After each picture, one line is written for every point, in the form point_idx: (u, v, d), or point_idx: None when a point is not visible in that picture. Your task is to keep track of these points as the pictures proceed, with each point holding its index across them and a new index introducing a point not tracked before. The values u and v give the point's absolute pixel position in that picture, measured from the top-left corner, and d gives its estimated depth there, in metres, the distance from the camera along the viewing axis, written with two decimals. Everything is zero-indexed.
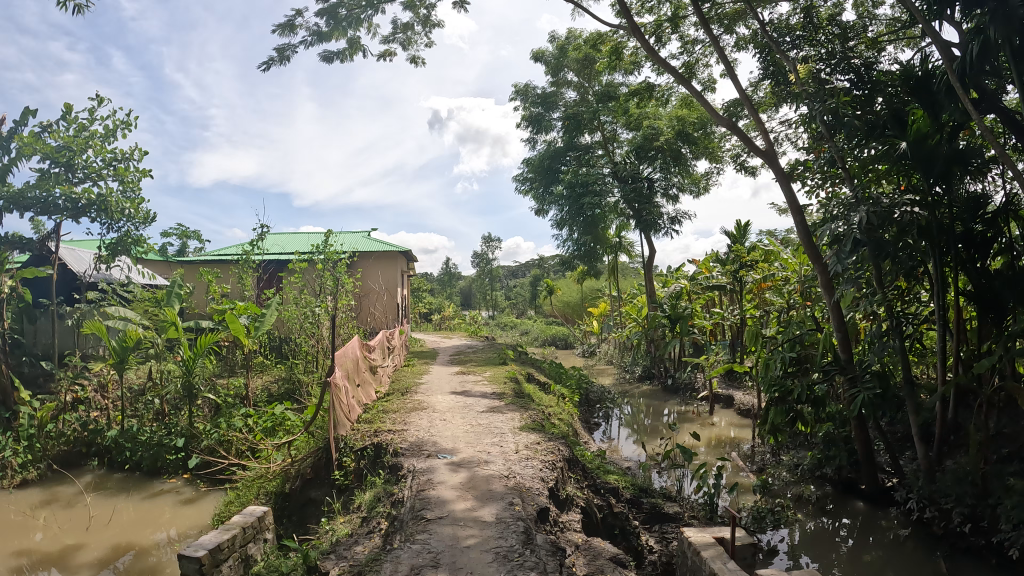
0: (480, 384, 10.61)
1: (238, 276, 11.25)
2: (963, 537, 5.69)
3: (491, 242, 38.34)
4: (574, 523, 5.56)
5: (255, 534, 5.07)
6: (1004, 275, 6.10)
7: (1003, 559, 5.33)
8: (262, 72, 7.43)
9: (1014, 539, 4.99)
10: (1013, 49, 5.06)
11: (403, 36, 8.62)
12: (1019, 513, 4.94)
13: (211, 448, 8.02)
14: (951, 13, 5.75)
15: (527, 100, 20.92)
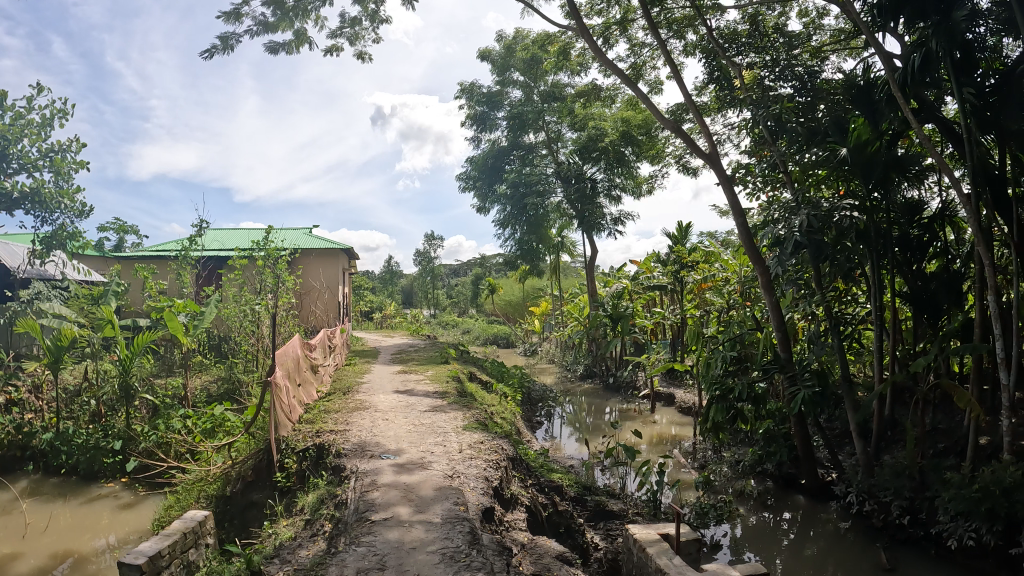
0: (423, 383, 10.55)
1: (176, 273, 10.87)
2: (902, 529, 5.92)
3: (434, 241, 38.16)
4: (520, 522, 5.58)
5: (196, 540, 4.93)
6: (939, 277, 6.55)
7: (940, 549, 5.57)
8: (203, 59, 7.52)
9: (953, 530, 5.23)
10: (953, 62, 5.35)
11: (351, 31, 8.54)
12: (957, 505, 5.18)
13: (149, 451, 7.76)
14: (893, 26, 6.01)
15: (473, 98, 20.87)
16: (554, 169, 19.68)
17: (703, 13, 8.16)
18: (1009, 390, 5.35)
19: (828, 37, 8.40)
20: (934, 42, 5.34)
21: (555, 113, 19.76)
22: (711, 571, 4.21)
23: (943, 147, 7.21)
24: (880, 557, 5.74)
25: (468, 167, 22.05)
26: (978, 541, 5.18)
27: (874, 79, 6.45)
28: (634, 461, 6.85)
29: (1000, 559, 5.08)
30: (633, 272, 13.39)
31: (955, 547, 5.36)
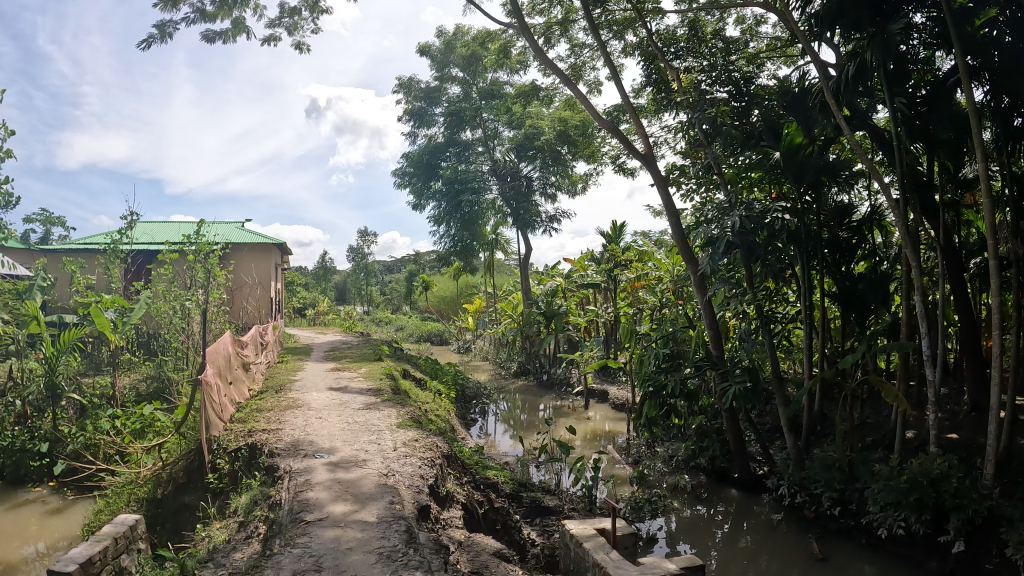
0: (357, 381, 10.41)
1: (104, 266, 10.26)
2: (833, 519, 6.16)
3: (367, 237, 37.65)
4: (456, 520, 5.56)
5: (128, 544, 4.73)
6: (867, 279, 6.83)
7: (870, 538, 5.79)
8: (141, 49, 7.69)
9: (883, 520, 5.47)
10: (886, 74, 5.61)
11: (289, 21, 8.34)
12: (887, 495, 5.42)
13: (77, 453, 7.50)
14: (828, 36, 6.26)
15: (410, 93, 20.67)
16: (490, 165, 20.10)
17: (644, 16, 8.28)
18: (934, 385, 5.62)
19: (765, 44, 8.66)
20: (869, 53, 5.55)
21: (492, 111, 19.75)
22: (648, 564, 4.31)
23: (874, 155, 7.66)
24: (813, 547, 5.92)
25: (404, 162, 21.85)
26: (906, 530, 5.42)
27: (808, 86, 6.71)
28: (568, 456, 6.93)
29: (928, 546, 5.32)
30: (567, 270, 13.53)
31: (885, 536, 5.58)
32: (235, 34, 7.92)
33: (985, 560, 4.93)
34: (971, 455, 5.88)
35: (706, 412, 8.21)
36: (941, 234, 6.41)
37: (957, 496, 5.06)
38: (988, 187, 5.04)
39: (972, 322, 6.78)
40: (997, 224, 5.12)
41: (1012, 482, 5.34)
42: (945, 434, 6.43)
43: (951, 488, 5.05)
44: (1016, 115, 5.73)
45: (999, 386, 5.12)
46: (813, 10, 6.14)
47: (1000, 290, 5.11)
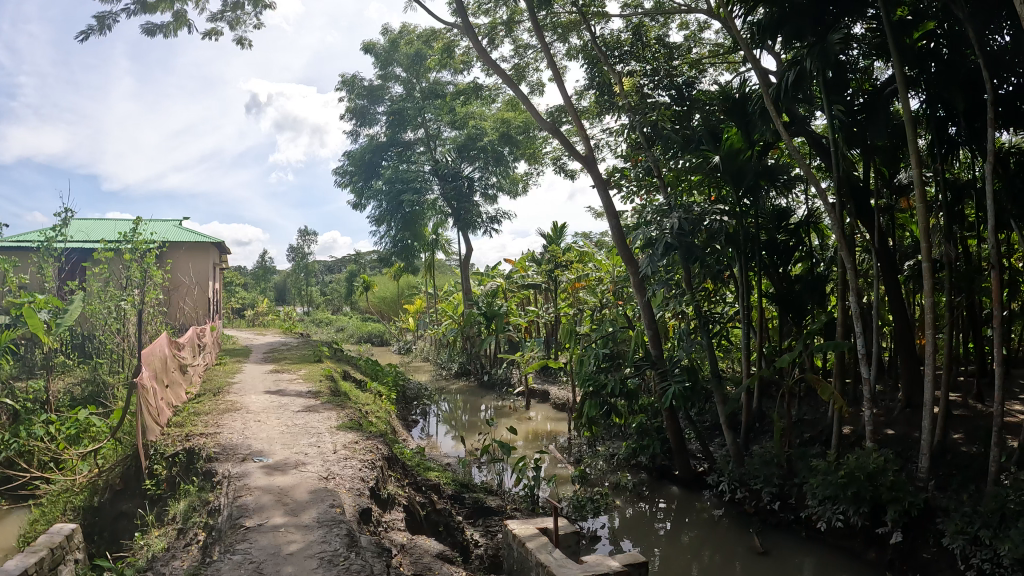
0: (296, 383, 10.22)
1: (36, 265, 9.82)
2: (773, 514, 6.33)
3: (308, 235, 36.98)
4: (398, 522, 5.50)
5: (63, 555, 4.54)
6: (804, 280, 7.20)
7: (810, 531, 5.97)
8: (79, 40, 7.37)
9: (822, 513, 5.66)
10: (824, 81, 5.82)
11: (232, 15, 8.13)
12: (825, 489, 5.61)
13: (9, 462, 7.04)
14: (770, 44, 6.44)
15: (353, 91, 20.42)
16: (431, 165, 19.77)
17: (589, 19, 8.38)
18: (870, 383, 5.82)
19: (708, 50, 8.86)
20: (809, 61, 5.75)
21: (434, 110, 19.40)
22: (590, 562, 4.39)
23: (812, 160, 7.95)
24: (755, 541, 6.07)
25: (345, 160, 21.51)
26: (845, 522, 5.61)
27: (748, 93, 6.89)
28: (510, 457, 6.96)
29: (866, 537, 5.52)
30: (508, 271, 13.57)
31: (825, 528, 5.76)
32: (176, 27, 7.67)
33: (921, 550, 5.13)
34: (903, 450, 6.14)
35: (646, 411, 8.36)
36: (876, 236, 6.72)
37: (893, 489, 5.27)
38: (921, 191, 5.26)
39: (905, 321, 7.20)
40: (929, 227, 5.34)
41: (945, 475, 5.59)
42: (881, 430, 6.70)
43: (888, 482, 5.25)
44: (948, 124, 6.05)
45: (932, 383, 5.34)
46: (755, 18, 6.31)
47: (933, 290, 5.30)
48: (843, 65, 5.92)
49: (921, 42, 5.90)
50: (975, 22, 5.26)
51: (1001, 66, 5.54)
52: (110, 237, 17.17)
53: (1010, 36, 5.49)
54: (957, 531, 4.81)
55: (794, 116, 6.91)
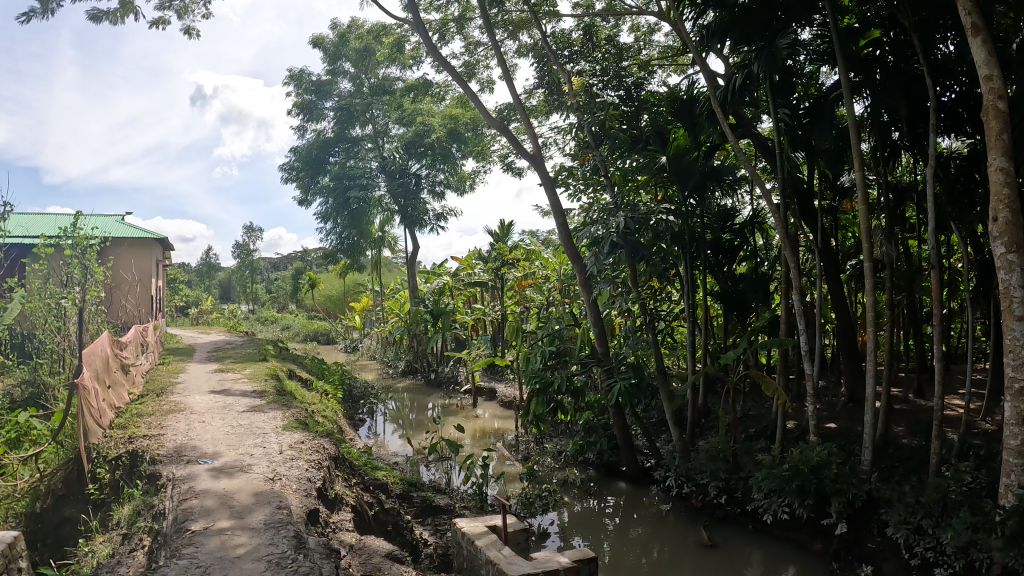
0: (240, 382, 9.99)
1: None
2: (720, 507, 6.48)
3: (253, 231, 36.18)
4: (346, 522, 5.43)
5: (5, 565, 4.34)
6: (747, 280, 7.38)
7: (756, 523, 6.10)
8: (18, 24, 7.07)
9: (768, 506, 5.82)
10: (770, 85, 5.99)
11: (180, 3, 7.90)
12: (770, 483, 5.77)
13: None
14: (719, 48, 6.57)
15: (301, 86, 20.04)
16: (377, 162, 19.52)
17: (540, 18, 8.42)
18: (813, 378, 5.99)
19: (657, 52, 9.01)
20: (757, 64, 5.90)
21: (383, 106, 19.32)
22: (540, 559, 4.43)
23: (756, 161, 8.20)
24: (703, 534, 6.20)
25: (291, 156, 21.15)
26: (790, 514, 5.76)
27: (697, 94, 7.02)
28: (458, 455, 6.95)
29: (810, 529, 5.69)
30: (455, 269, 13.51)
31: (771, 520, 5.90)
32: (120, 14, 7.43)
33: (866, 539, 5.31)
34: (846, 443, 6.34)
35: (593, 408, 8.46)
36: (819, 237, 6.94)
37: (837, 481, 5.44)
38: (864, 193, 5.43)
39: (847, 319, 7.49)
40: (871, 228, 5.53)
41: (889, 467, 5.81)
42: (823, 425, 6.93)
43: (832, 474, 5.41)
44: (891, 129, 6.29)
45: (873, 379, 5.52)
46: (705, 22, 6.44)
47: (874, 289, 5.47)
48: (789, 70, 6.08)
49: (867, 49, 6.11)
50: (920, 31, 5.48)
51: (944, 75, 5.79)
52: (48, 233, 16.48)
53: (953, 46, 5.72)
54: (901, 522, 5.00)
55: (740, 119, 7.07)
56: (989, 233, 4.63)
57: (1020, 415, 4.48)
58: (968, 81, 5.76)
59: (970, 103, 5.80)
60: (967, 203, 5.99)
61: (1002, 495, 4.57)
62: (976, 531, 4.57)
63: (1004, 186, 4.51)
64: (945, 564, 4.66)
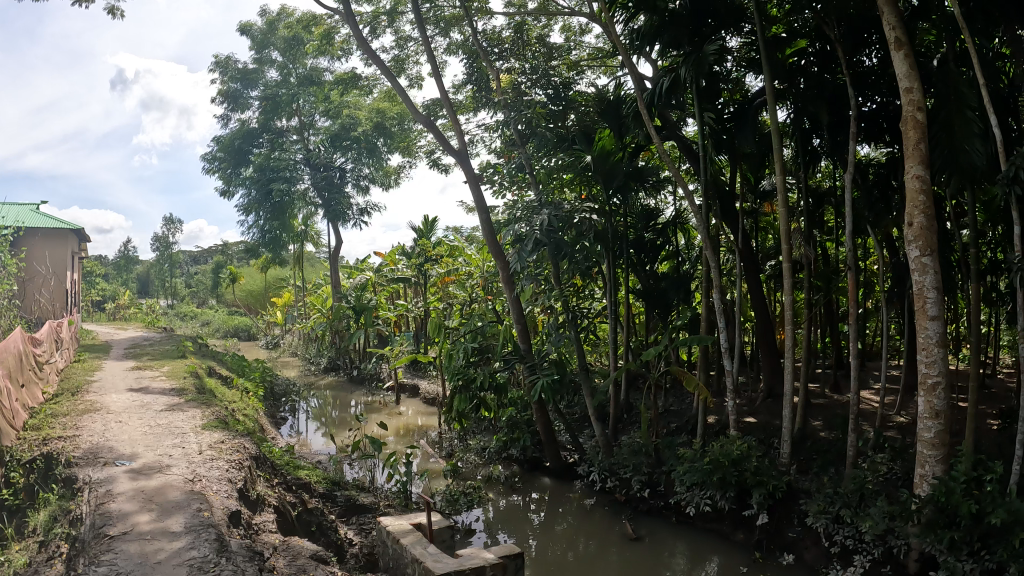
0: (158, 381, 9.56)
1: None
2: (643, 501, 6.62)
3: (174, 224, 34.74)
4: (269, 524, 5.25)
5: None
6: (668, 278, 7.63)
7: (680, 516, 6.27)
8: None
9: (690, 498, 6.00)
10: (697, 89, 6.15)
11: None
12: (692, 476, 5.95)
13: None
14: (648, 50, 6.67)
15: (226, 73, 19.50)
16: (303, 156, 18.98)
17: (472, 15, 8.42)
18: (732, 374, 6.17)
19: (587, 54, 9.14)
20: (683, 69, 6.04)
21: (309, 98, 18.78)
22: (466, 555, 4.43)
23: (681, 164, 8.49)
24: (628, 527, 6.32)
25: (214, 145, 20.45)
26: (712, 506, 5.94)
27: (624, 95, 7.09)
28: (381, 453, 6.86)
29: (731, 519, 5.89)
30: (377, 265, 13.34)
31: (694, 513, 6.07)
32: None
33: (786, 529, 5.53)
34: (765, 437, 6.58)
35: (516, 404, 8.54)
36: (739, 237, 7.18)
37: (757, 474, 5.64)
38: (784, 196, 5.64)
39: (766, 318, 7.79)
40: (790, 230, 5.74)
41: (807, 459, 6.09)
42: (744, 420, 7.20)
43: (752, 468, 5.61)
44: (812, 136, 6.59)
45: (792, 375, 5.72)
46: (635, 25, 6.55)
47: (792, 288, 5.70)
48: (715, 76, 6.27)
49: (792, 59, 6.36)
50: (845, 43, 5.77)
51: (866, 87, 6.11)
52: None
53: (874, 59, 6.02)
54: (820, 511, 5.23)
55: (666, 121, 7.33)
56: (905, 237, 4.90)
57: (933, 409, 4.75)
58: (888, 93, 6.09)
59: (888, 114, 6.13)
60: (883, 209, 6.32)
61: (917, 485, 4.85)
62: (892, 519, 4.85)
63: (920, 193, 4.79)
64: (864, 550, 4.93)
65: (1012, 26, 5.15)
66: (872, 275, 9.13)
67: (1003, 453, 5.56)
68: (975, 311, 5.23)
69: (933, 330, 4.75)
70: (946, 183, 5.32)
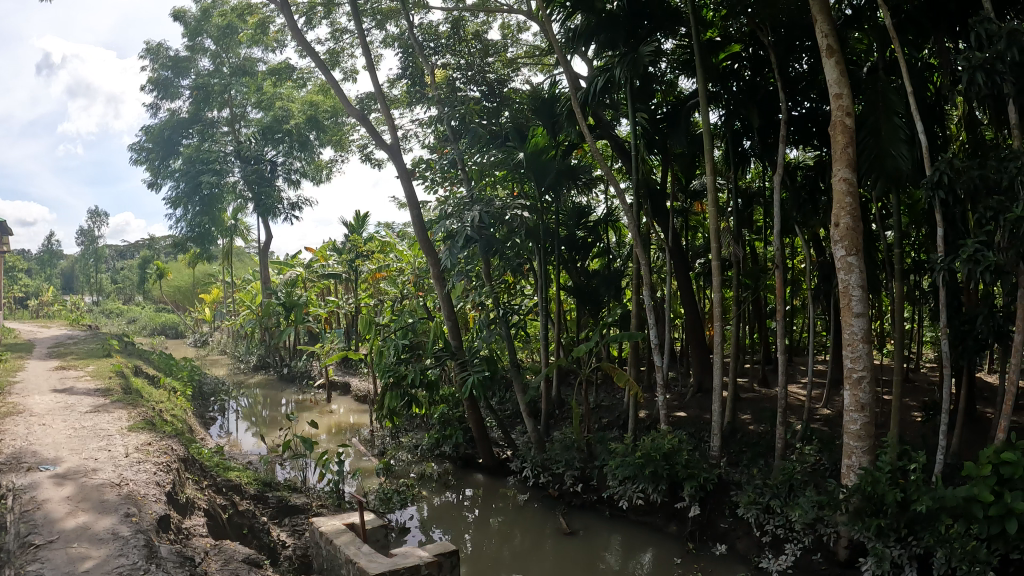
0: (83, 381, 9.17)
1: None
2: (576, 495, 6.71)
3: (99, 217, 33.40)
4: (200, 527, 5.06)
5: None
6: (599, 276, 7.82)
7: (613, 509, 6.37)
8: None
9: (623, 492, 6.09)
10: (631, 89, 6.22)
11: None
12: (623, 470, 6.03)
13: None
14: (583, 50, 6.75)
15: (157, 61, 18.87)
16: (233, 147, 18.45)
17: (409, 9, 8.36)
18: (662, 370, 6.27)
19: (524, 51, 9.18)
20: (618, 69, 6.12)
21: (241, 88, 18.37)
22: (401, 555, 4.40)
23: (613, 163, 8.70)
24: (562, 521, 6.38)
25: (142, 135, 19.79)
26: (645, 499, 6.05)
27: (558, 94, 7.13)
28: (313, 452, 6.75)
29: (664, 512, 6.01)
30: (309, 261, 13.12)
31: (627, 506, 6.18)
32: None
33: (718, 520, 5.67)
34: (696, 431, 6.75)
35: (447, 401, 8.56)
36: (670, 235, 7.34)
37: (688, 467, 5.76)
38: (714, 195, 5.75)
39: (695, 315, 8.00)
40: (720, 229, 5.86)
41: (737, 452, 6.28)
42: (675, 414, 7.37)
43: (683, 460, 5.73)
44: (742, 138, 6.78)
45: (721, 370, 5.85)
46: (572, 25, 6.61)
47: (721, 286, 5.78)
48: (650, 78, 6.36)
49: (726, 63, 6.49)
50: (778, 50, 5.94)
51: (797, 91, 6.29)
52: None
53: (806, 65, 6.21)
54: (751, 502, 5.38)
55: (599, 120, 7.44)
56: (832, 237, 5.06)
57: (858, 403, 4.93)
58: (817, 99, 6.29)
59: (817, 119, 6.33)
60: (810, 210, 6.55)
61: (845, 476, 5.03)
62: (820, 508, 5.03)
63: (847, 195, 4.97)
64: (794, 539, 5.10)
65: (939, 38, 5.37)
66: (798, 273, 9.47)
67: (923, 444, 5.83)
68: (898, 308, 5.44)
69: (858, 326, 4.94)
70: (871, 186, 5.52)
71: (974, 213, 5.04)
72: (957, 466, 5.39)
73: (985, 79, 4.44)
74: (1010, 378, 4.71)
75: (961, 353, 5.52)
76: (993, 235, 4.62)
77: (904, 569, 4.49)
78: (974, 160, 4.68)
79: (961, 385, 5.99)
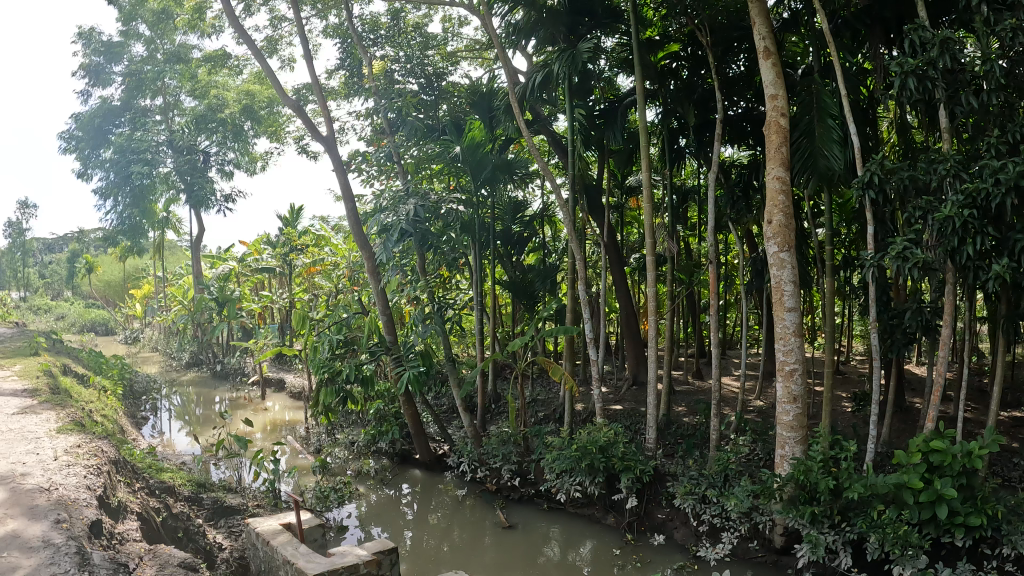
0: (8, 381, 8.80)
1: None
2: (515, 489, 6.75)
3: (28, 209, 32.08)
4: (134, 532, 4.89)
5: None
6: (535, 270, 7.77)
7: (551, 503, 6.44)
8: None
9: (560, 485, 6.12)
10: (569, 85, 6.25)
11: None
12: (560, 463, 6.05)
13: None
14: (523, 44, 6.78)
15: (89, 45, 18.20)
16: (166, 136, 17.98)
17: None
18: (596, 363, 6.24)
19: (465, 45, 9.14)
20: (557, 64, 6.12)
21: (176, 76, 17.82)
22: (339, 554, 4.35)
23: (549, 158, 9.02)
24: (501, 515, 6.39)
25: (71, 123, 19.05)
26: (583, 492, 6.11)
27: (496, 89, 7.34)
28: (247, 451, 6.63)
29: (602, 503, 6.08)
30: (243, 254, 12.89)
31: (565, 499, 6.24)
32: None
33: (656, 510, 5.77)
34: (631, 424, 6.86)
35: (383, 397, 8.52)
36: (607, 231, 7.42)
37: (625, 459, 5.80)
38: (649, 191, 5.79)
39: (630, 309, 8.31)
40: (654, 224, 5.89)
41: (674, 443, 6.41)
42: (611, 408, 7.48)
43: (619, 453, 5.78)
44: (678, 136, 6.91)
45: (656, 364, 5.86)
46: (509, 18, 6.65)
47: (656, 280, 5.83)
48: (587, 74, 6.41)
49: (666, 61, 6.55)
50: (717, 49, 6.05)
51: (733, 91, 6.41)
52: None
53: (743, 66, 6.34)
54: (688, 493, 5.48)
55: (537, 115, 7.48)
56: (765, 234, 5.19)
57: (791, 395, 5.06)
58: (753, 99, 6.42)
59: (752, 119, 6.47)
60: (743, 207, 6.70)
61: (778, 465, 5.17)
62: (755, 496, 5.16)
63: (779, 194, 5.10)
64: (731, 528, 5.22)
65: (874, 43, 5.54)
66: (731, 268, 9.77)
67: (852, 435, 6.04)
68: (829, 302, 5.59)
69: (790, 320, 5.08)
70: (803, 185, 5.66)
71: (902, 212, 5.23)
72: (886, 454, 5.58)
73: (916, 84, 4.60)
74: (934, 370, 4.89)
75: (889, 346, 5.73)
76: (920, 233, 4.80)
77: (838, 553, 4.64)
78: (903, 161, 4.85)
79: (891, 375, 6.19)
